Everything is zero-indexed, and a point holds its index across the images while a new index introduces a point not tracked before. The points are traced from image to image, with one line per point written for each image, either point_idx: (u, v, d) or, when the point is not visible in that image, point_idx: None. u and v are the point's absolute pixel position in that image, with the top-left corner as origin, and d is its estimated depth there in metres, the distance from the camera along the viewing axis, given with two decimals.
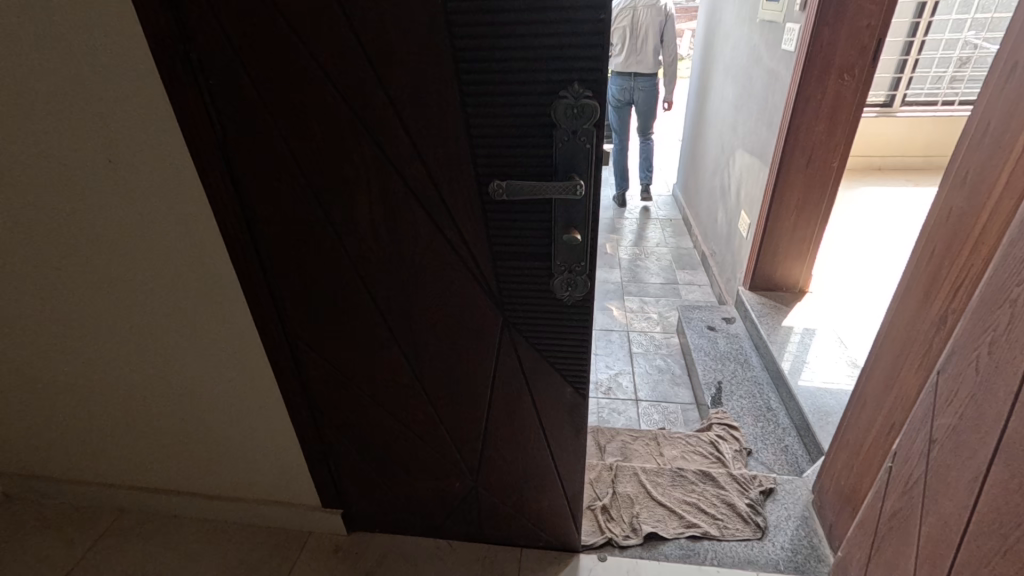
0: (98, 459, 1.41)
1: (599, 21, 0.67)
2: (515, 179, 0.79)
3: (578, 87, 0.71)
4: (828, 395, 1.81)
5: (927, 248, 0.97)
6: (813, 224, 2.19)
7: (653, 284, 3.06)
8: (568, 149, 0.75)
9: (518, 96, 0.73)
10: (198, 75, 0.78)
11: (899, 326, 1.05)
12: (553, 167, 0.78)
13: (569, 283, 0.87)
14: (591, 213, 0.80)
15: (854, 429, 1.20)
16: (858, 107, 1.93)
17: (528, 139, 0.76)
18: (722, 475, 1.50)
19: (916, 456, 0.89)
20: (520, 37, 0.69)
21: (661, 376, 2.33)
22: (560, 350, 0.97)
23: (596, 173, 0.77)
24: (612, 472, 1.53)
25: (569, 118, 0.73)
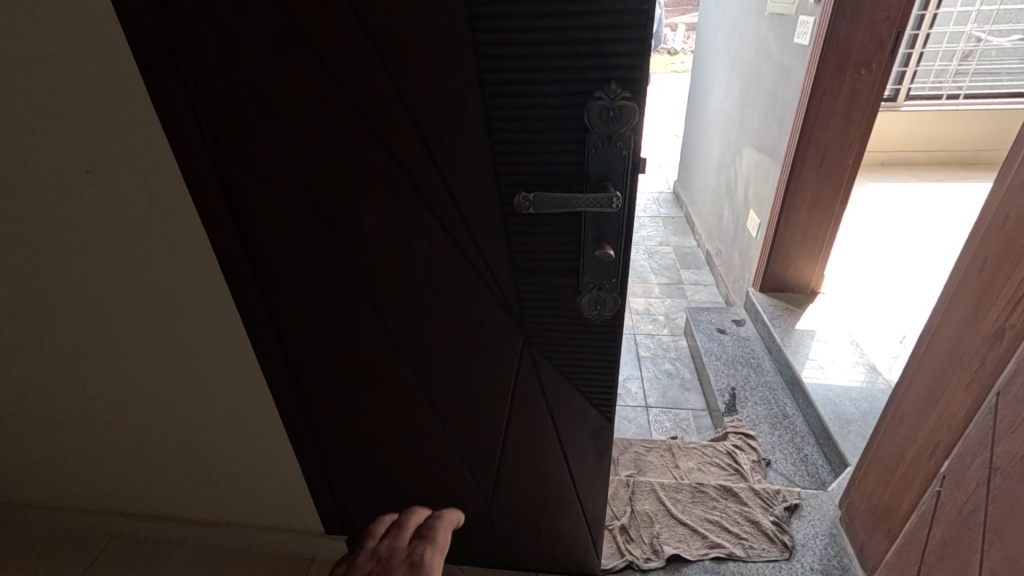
0: (87, 485, 1.33)
1: (642, 9, 0.59)
2: (542, 190, 0.71)
3: (616, 85, 0.64)
4: (848, 402, 1.74)
5: (978, 256, 0.91)
6: (827, 223, 2.12)
7: (657, 285, 3.00)
8: (602, 156, 0.68)
9: (547, 95, 0.65)
10: (185, 73, 0.69)
11: (944, 338, 0.98)
12: (584, 176, 0.70)
13: (598, 300, 0.80)
14: (626, 226, 0.73)
15: (889, 445, 1.14)
16: (874, 103, 1.86)
17: (557, 145, 0.68)
18: (743, 490, 1.44)
19: (974, 482, 0.83)
20: (552, 29, 0.61)
21: (671, 381, 2.26)
22: (584, 370, 0.90)
23: (632, 181, 0.70)
24: (629, 488, 1.47)
25: (605, 122, 0.65)
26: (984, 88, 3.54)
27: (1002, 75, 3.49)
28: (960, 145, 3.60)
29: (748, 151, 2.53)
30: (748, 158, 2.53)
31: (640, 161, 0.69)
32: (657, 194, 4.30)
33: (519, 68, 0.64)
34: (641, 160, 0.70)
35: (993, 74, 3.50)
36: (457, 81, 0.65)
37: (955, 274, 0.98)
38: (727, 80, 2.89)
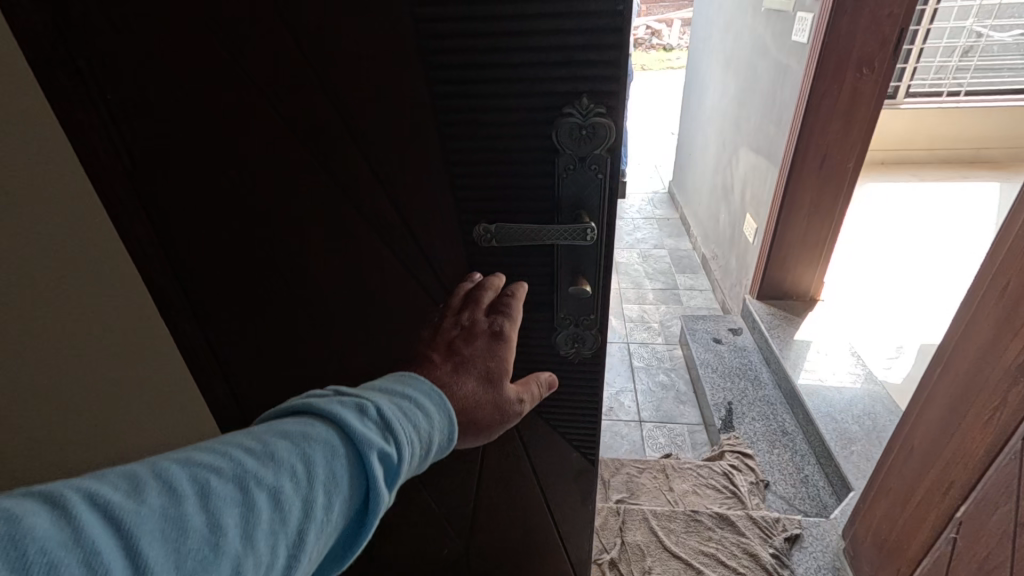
0: None
1: (617, 13, 0.50)
2: (504, 217, 0.63)
3: (588, 100, 0.55)
4: (850, 419, 1.64)
5: (997, 282, 0.83)
6: (827, 229, 2.04)
7: (652, 291, 2.91)
8: (575, 181, 0.59)
9: (509, 113, 0.56)
10: (94, 92, 0.58)
11: (956, 371, 0.90)
12: (554, 202, 0.61)
13: (575, 338, 0.71)
14: (604, 258, 0.64)
15: (896, 477, 1.06)
16: (877, 103, 1.77)
17: (523, 169, 0.59)
18: (740, 518, 1.36)
19: (998, 536, 0.75)
20: (513, 38, 0.52)
21: (666, 393, 2.18)
22: (563, 411, 0.81)
23: (609, 209, 0.61)
24: (620, 517, 1.38)
25: (576, 142, 0.56)
26: (985, 85, 3.46)
27: (1004, 71, 3.40)
28: (961, 143, 3.51)
29: (745, 153, 2.44)
30: (745, 160, 2.44)
31: (619, 186, 0.61)
32: (652, 195, 4.21)
33: (477, 81, 0.55)
34: (619, 184, 0.61)
35: (994, 70, 3.42)
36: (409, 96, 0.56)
37: (970, 298, 0.90)
38: (723, 79, 2.80)
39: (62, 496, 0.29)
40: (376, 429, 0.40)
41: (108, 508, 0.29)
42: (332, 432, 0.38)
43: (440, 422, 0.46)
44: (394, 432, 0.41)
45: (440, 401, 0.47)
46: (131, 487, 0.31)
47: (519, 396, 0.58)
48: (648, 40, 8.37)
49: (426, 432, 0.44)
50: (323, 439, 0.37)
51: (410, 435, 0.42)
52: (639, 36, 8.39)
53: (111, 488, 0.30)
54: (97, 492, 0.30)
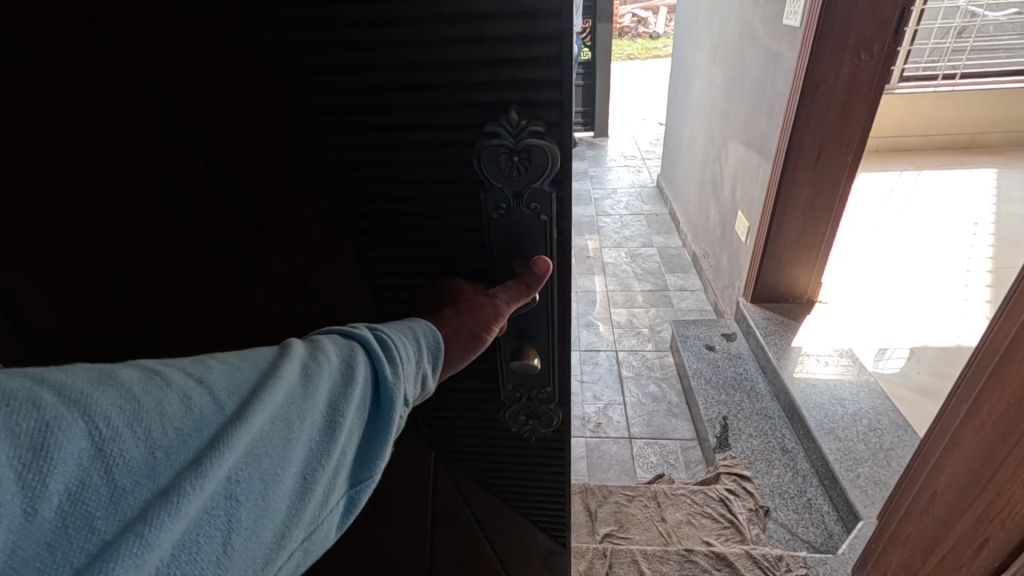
0: None
1: (553, 13, 0.50)
2: (440, 221, 0.67)
3: (516, 116, 0.55)
4: (852, 435, 1.51)
5: None
6: (823, 226, 1.90)
7: (641, 292, 2.77)
8: (512, 214, 0.62)
9: (432, 129, 0.58)
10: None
11: (999, 399, 0.75)
12: (496, 239, 0.65)
13: (528, 415, 0.82)
14: (549, 316, 0.68)
15: (915, 521, 0.93)
16: (878, 89, 1.63)
17: (455, 191, 0.63)
18: (739, 558, 1.23)
19: None
20: (445, 40, 0.52)
21: (657, 406, 2.04)
22: (524, 469, 0.94)
23: (554, 243, 0.65)
24: (607, 561, 1.25)
25: (510, 173, 0.59)
26: (981, 67, 3.33)
27: (1000, 51, 3.28)
28: (958, 127, 3.38)
29: (734, 146, 2.31)
30: (734, 153, 2.31)
31: (563, 213, 0.63)
32: (639, 188, 4.07)
33: (410, 87, 0.56)
34: (565, 220, 0.63)
35: (991, 50, 3.29)
36: (326, 111, 0.59)
37: (1001, 330, 0.78)
38: (710, 67, 2.65)
39: (140, 365, 0.31)
40: (384, 337, 0.44)
41: (186, 372, 0.32)
42: (354, 337, 0.43)
43: (432, 331, 0.50)
44: (398, 336, 0.45)
45: (430, 326, 0.51)
46: (195, 362, 0.34)
47: (510, 298, 0.61)
48: (634, 28, 8.27)
49: (429, 341, 0.48)
50: (348, 341, 0.42)
51: (411, 344, 0.46)
52: (625, 24, 8.33)
53: (180, 363, 0.33)
54: (167, 365, 0.32)
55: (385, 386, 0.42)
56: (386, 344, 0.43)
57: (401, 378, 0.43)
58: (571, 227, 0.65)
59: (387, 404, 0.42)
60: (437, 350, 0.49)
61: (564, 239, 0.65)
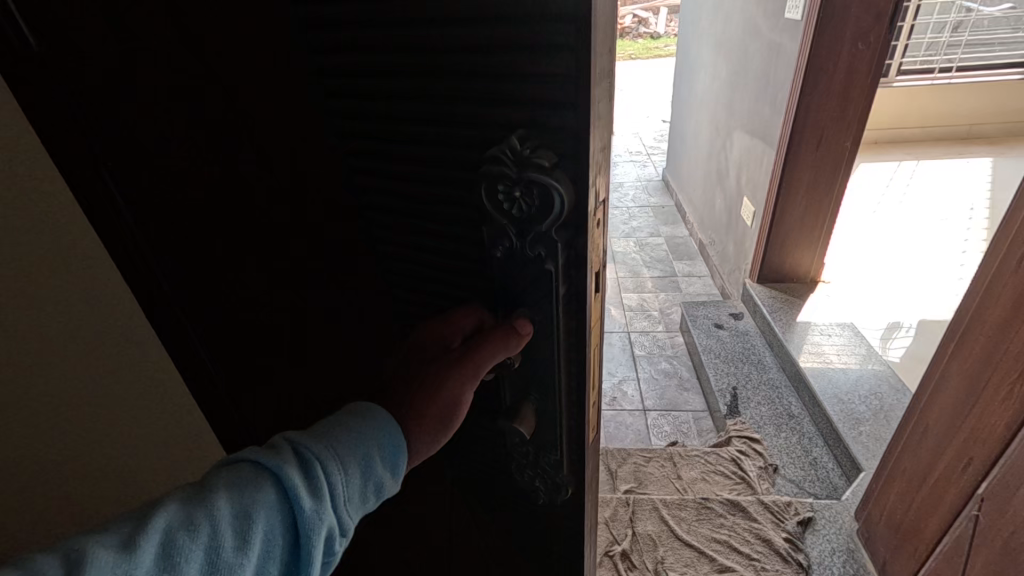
0: None
1: (566, 22, 0.32)
2: (432, 239, 0.47)
3: (519, 139, 0.37)
4: (857, 399, 1.63)
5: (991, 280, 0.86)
6: (825, 208, 2.01)
7: (651, 278, 2.89)
8: (513, 256, 0.41)
9: (427, 143, 0.42)
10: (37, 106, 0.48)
11: (965, 355, 0.90)
12: (501, 275, 0.43)
13: (539, 478, 0.54)
14: (562, 383, 0.46)
15: (909, 458, 1.04)
16: (875, 78, 1.74)
17: (458, 219, 0.46)
18: (751, 504, 1.34)
19: (1005, 515, 0.78)
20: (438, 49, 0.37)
21: (668, 381, 2.16)
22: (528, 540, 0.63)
23: (578, 313, 0.42)
24: (630, 508, 1.36)
25: (503, 206, 0.39)
26: (977, 60, 3.44)
27: (995, 45, 3.40)
28: (955, 119, 3.49)
29: (739, 136, 2.42)
30: (739, 143, 2.42)
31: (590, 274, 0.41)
32: (645, 181, 4.19)
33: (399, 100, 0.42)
34: (585, 278, 0.41)
35: (986, 44, 3.41)
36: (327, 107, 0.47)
37: (972, 291, 0.91)
38: (714, 63, 2.76)
39: None
40: (300, 454, 0.33)
41: None
42: (247, 487, 0.30)
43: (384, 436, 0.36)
44: (320, 450, 0.33)
45: (388, 430, 0.36)
46: None
47: (487, 363, 0.42)
48: (635, 28, 8.46)
49: (374, 458, 0.34)
50: (235, 503, 0.30)
51: (342, 455, 0.34)
52: (626, 24, 8.54)
53: None
54: None
55: (302, 539, 0.31)
56: (288, 492, 0.31)
57: (316, 535, 0.31)
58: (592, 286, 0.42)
59: (303, 549, 0.31)
60: (394, 465, 0.36)
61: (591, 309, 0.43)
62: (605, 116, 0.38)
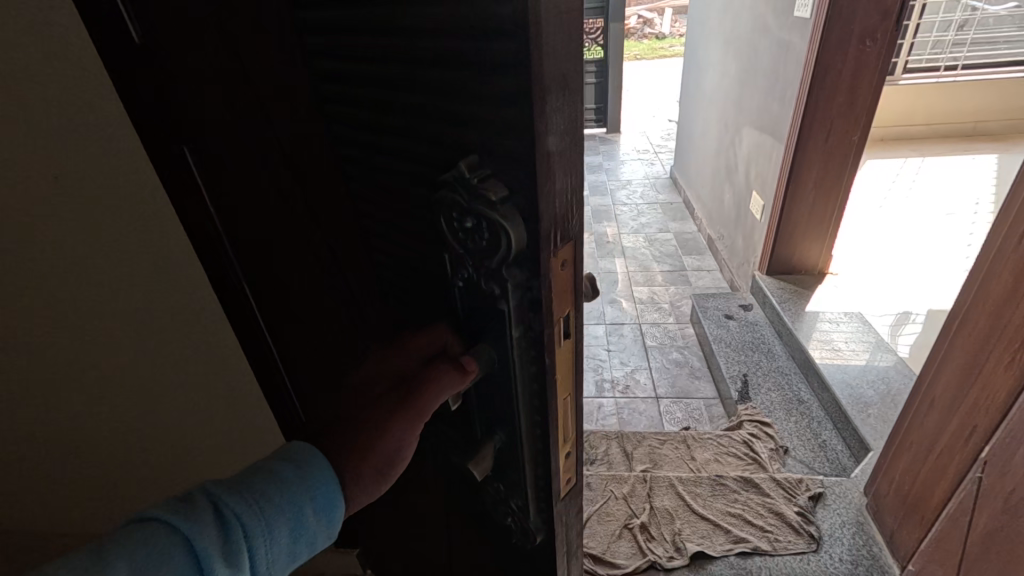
0: (62, 524, 1.18)
1: (509, 34, 0.32)
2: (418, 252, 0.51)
3: (469, 166, 0.38)
4: (865, 384, 1.68)
5: (1004, 251, 0.89)
6: (833, 201, 2.06)
7: (660, 272, 2.95)
8: (473, 284, 0.43)
9: (410, 152, 0.44)
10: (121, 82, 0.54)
11: (972, 327, 0.95)
12: (465, 305, 0.45)
13: (512, 510, 0.55)
14: (522, 414, 0.47)
15: (917, 430, 1.09)
16: (882, 72, 1.80)
17: (434, 239, 0.48)
18: (765, 481, 1.40)
19: (1006, 474, 0.83)
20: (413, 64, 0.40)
21: (679, 370, 2.22)
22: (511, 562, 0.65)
23: (535, 352, 0.43)
24: (647, 484, 1.42)
25: (460, 234, 0.40)
26: (982, 58, 3.49)
27: (1000, 43, 3.45)
28: (962, 116, 3.53)
29: (748, 131, 2.48)
30: (748, 138, 2.48)
31: (549, 312, 0.41)
32: (653, 178, 4.25)
33: (386, 110, 0.44)
34: (543, 310, 0.41)
35: (990, 43, 3.46)
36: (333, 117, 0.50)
37: (980, 267, 0.96)
38: (723, 61, 2.82)
39: None
40: (217, 511, 0.34)
41: None
42: (168, 533, 0.32)
43: (315, 487, 0.38)
44: (240, 510, 0.34)
45: (322, 476, 0.38)
46: None
47: (437, 391, 0.43)
48: (641, 28, 8.51)
49: (301, 511, 0.36)
50: (155, 545, 0.31)
51: (266, 511, 0.35)
52: (631, 26, 8.62)
53: None
54: None
55: None
56: (216, 538, 0.33)
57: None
58: (551, 320, 0.42)
59: None
60: (331, 505, 0.38)
61: (552, 348, 0.43)
62: (569, 149, 0.38)
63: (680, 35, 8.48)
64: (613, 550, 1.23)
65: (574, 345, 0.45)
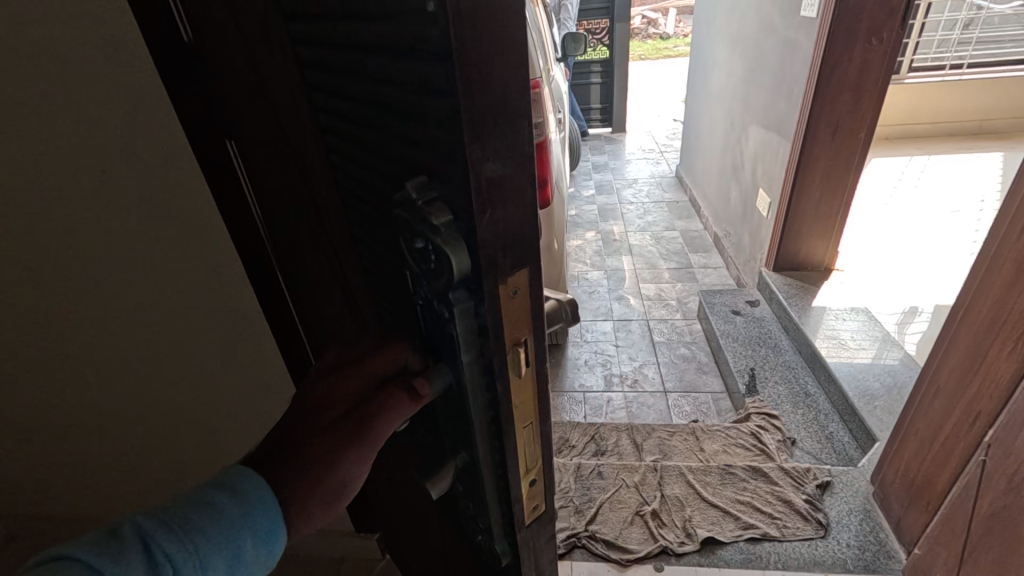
0: (92, 511, 1.21)
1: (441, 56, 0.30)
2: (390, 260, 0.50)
3: (417, 188, 0.37)
4: (872, 377, 1.71)
5: (1008, 241, 0.92)
6: (839, 198, 2.09)
7: (667, 270, 2.97)
8: (428, 305, 0.42)
9: (380, 160, 0.43)
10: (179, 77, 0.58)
11: (977, 315, 0.98)
12: (426, 322, 0.44)
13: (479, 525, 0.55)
14: (476, 440, 0.45)
15: (923, 417, 1.11)
16: (889, 69, 1.82)
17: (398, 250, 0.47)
18: (773, 470, 1.43)
19: (1009, 457, 0.86)
20: (373, 77, 0.38)
21: (687, 364, 2.25)
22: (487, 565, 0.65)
23: (489, 381, 0.42)
24: (657, 474, 1.45)
25: (413, 256, 0.39)
26: (987, 57, 3.51)
27: (1005, 42, 3.47)
28: (968, 115, 3.54)
29: (754, 129, 2.50)
30: (755, 136, 2.51)
31: (501, 343, 0.40)
32: (659, 177, 4.28)
33: (359, 116, 0.43)
34: (492, 339, 0.39)
35: (996, 41, 3.48)
36: (328, 128, 0.50)
37: (984, 257, 0.99)
38: (729, 60, 2.85)
39: None
40: (147, 549, 0.35)
41: None
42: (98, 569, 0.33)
43: (251, 520, 0.39)
44: (170, 550, 0.36)
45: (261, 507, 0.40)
46: None
47: (387, 413, 0.44)
48: (645, 29, 8.55)
49: (234, 546, 0.38)
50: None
51: (205, 552, 0.36)
52: (636, 27, 8.66)
53: None
54: None
55: None
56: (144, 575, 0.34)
57: None
58: (501, 349, 0.40)
59: None
60: (272, 530, 0.40)
61: (506, 378, 0.42)
62: (521, 172, 0.35)
63: (684, 35, 8.51)
64: (625, 536, 1.26)
65: (533, 375, 0.44)
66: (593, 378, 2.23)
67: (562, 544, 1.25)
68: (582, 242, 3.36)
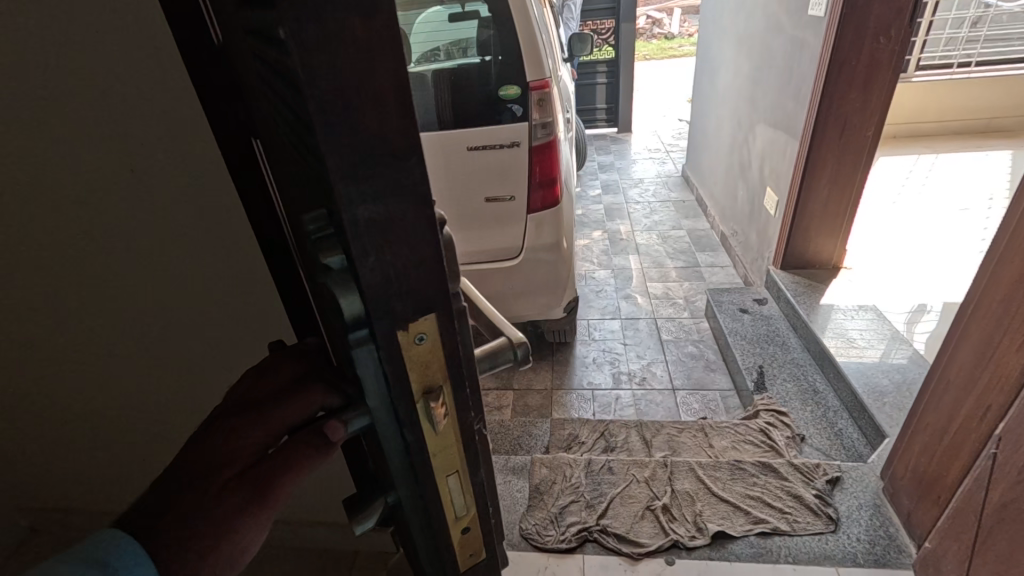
0: (109, 509, 1.22)
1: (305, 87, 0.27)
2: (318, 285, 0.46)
3: (313, 217, 0.33)
4: (880, 374, 1.71)
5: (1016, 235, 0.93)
6: (847, 196, 2.10)
7: (675, 269, 2.98)
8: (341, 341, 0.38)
9: (300, 181, 0.40)
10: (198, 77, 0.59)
11: (986, 307, 0.99)
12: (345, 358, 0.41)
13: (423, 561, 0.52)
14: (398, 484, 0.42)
15: (933, 411, 1.12)
16: (897, 66, 1.83)
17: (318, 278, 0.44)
18: (783, 466, 1.44)
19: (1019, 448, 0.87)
20: (279, 96, 0.35)
21: (695, 362, 2.26)
22: None
23: (400, 432, 0.39)
24: (668, 469, 1.46)
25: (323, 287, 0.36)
26: (995, 55, 3.50)
27: (1014, 39, 3.46)
28: (978, 113, 3.52)
29: (762, 128, 2.51)
30: (762, 134, 2.51)
31: (406, 394, 0.37)
32: (665, 177, 4.29)
33: (283, 133, 0.40)
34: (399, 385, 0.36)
35: (1004, 39, 3.47)
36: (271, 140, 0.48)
37: (993, 251, 1.00)
38: (736, 60, 2.85)
39: None
40: None
41: None
42: None
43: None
44: None
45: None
46: None
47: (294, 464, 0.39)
48: (650, 28, 8.57)
49: None
50: None
51: None
52: (640, 27, 8.69)
53: None
54: None
55: None
56: None
57: None
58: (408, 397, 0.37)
59: None
60: None
61: (419, 426, 0.39)
62: (414, 212, 0.31)
63: (689, 35, 8.52)
64: (636, 530, 1.28)
65: (455, 425, 0.40)
66: (601, 376, 2.24)
67: (573, 538, 1.26)
68: (589, 242, 3.37)
